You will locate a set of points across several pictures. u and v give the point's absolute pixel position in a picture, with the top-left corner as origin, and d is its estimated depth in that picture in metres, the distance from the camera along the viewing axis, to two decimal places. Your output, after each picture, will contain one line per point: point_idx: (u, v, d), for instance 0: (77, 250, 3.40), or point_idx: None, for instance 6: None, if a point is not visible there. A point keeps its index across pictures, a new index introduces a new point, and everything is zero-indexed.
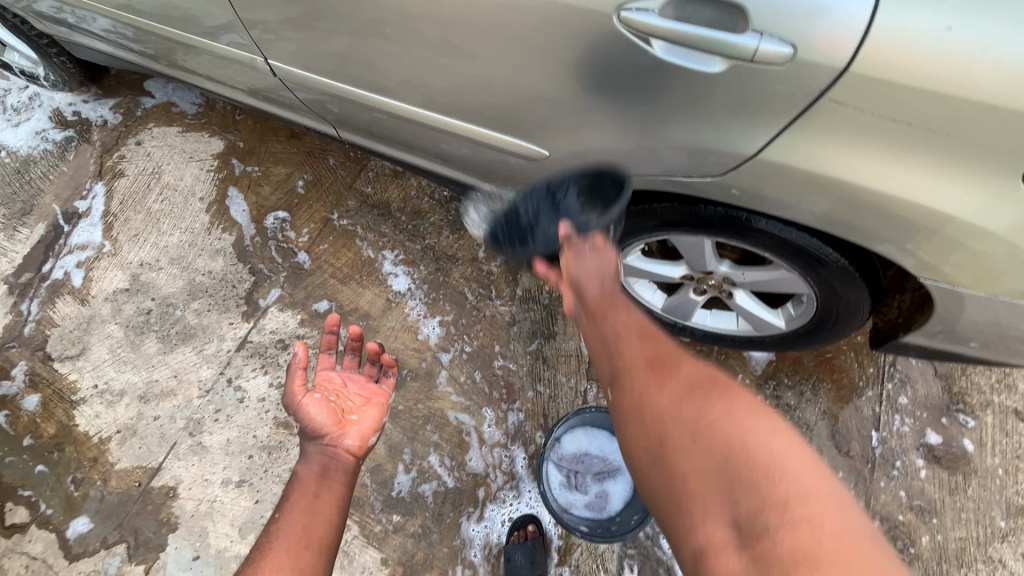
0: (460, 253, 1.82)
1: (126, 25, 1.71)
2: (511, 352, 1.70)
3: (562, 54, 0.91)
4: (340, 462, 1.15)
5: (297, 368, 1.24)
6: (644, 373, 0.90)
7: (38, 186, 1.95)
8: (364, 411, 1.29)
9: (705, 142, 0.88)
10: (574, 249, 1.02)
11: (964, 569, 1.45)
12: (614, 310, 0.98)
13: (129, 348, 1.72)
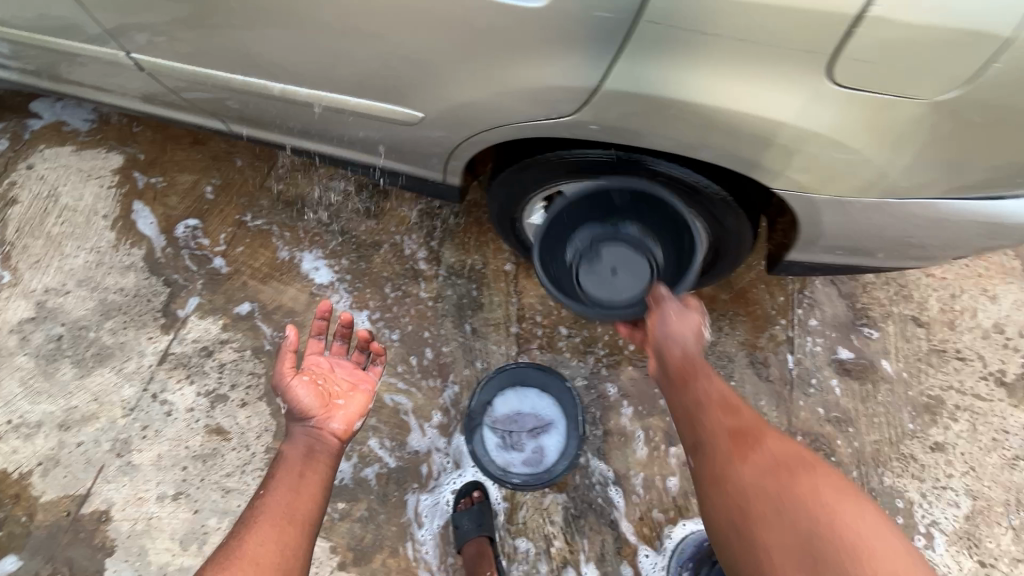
0: (380, 237, 1.82)
1: None
2: (441, 328, 1.72)
3: (413, 10, 0.93)
4: (326, 447, 1.22)
5: (289, 351, 1.28)
6: (727, 444, 1.04)
7: None
8: (350, 395, 1.34)
9: (552, 80, 0.93)
10: (664, 317, 1.26)
11: (882, 469, 1.56)
12: (700, 380, 1.16)
13: (42, 377, 1.65)
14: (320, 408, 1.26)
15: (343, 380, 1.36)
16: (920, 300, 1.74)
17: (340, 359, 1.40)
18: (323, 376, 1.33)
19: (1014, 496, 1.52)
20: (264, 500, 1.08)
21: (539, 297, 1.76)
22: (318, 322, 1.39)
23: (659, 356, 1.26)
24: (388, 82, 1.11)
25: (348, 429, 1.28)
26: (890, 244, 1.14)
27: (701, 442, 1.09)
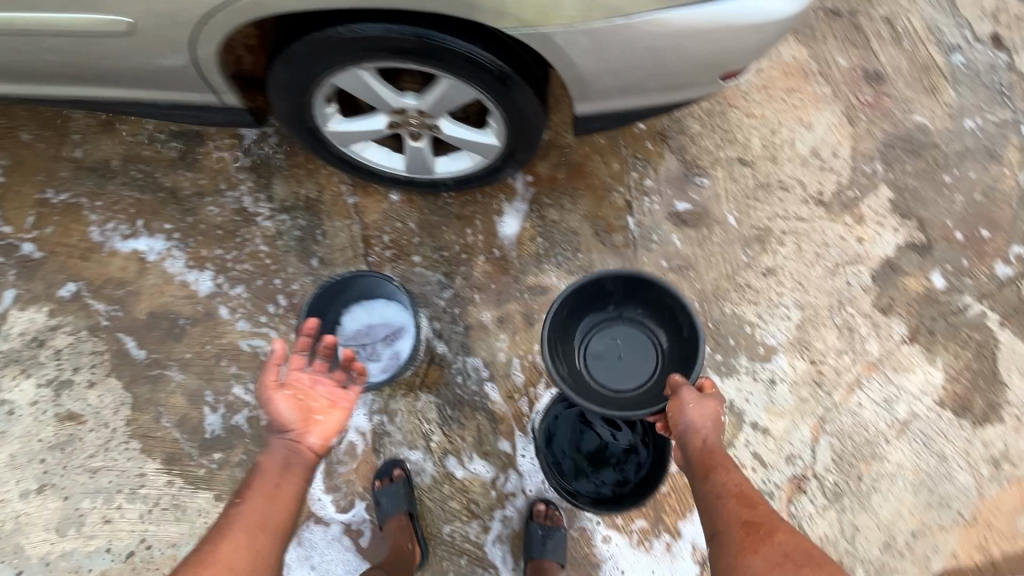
0: (203, 185, 1.72)
1: None
2: (286, 264, 1.68)
3: None
4: (300, 460, 1.13)
5: (274, 364, 1.15)
6: (741, 536, 1.00)
7: None
8: (330, 413, 1.19)
9: None
10: (682, 408, 1.16)
11: (722, 301, 1.67)
12: (719, 478, 1.10)
13: None
14: (298, 423, 1.15)
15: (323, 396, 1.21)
16: (744, 141, 1.82)
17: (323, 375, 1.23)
18: (307, 390, 1.19)
19: (836, 299, 1.68)
20: (235, 509, 1.05)
21: (382, 213, 1.73)
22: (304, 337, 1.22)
23: (679, 443, 1.17)
24: None
25: (324, 446, 1.17)
26: (679, 65, 1.13)
27: (722, 532, 1.03)
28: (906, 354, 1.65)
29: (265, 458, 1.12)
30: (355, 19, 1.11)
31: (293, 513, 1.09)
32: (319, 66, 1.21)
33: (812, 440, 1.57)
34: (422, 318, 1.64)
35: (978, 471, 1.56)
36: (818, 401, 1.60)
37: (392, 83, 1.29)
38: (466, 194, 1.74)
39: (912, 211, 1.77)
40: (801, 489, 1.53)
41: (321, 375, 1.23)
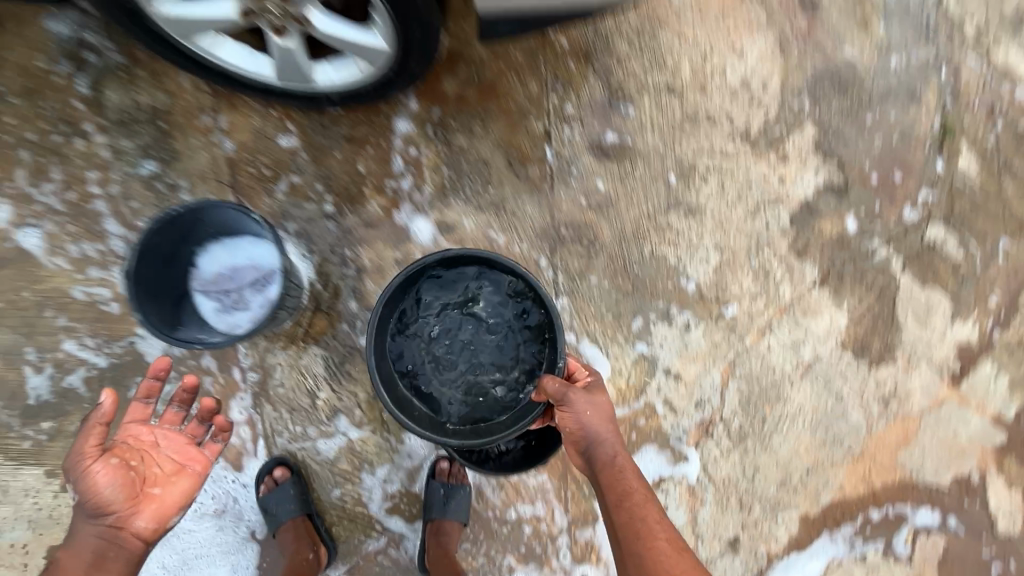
0: (9, 86, 1.33)
1: None
2: (124, 191, 1.35)
3: None
4: (123, 549, 1.08)
5: (97, 424, 1.07)
6: (642, 532, 1.06)
7: None
8: (170, 483, 1.16)
9: None
10: (576, 413, 1.15)
11: (641, 243, 1.57)
12: (623, 482, 1.11)
13: None
14: (127, 504, 1.09)
15: (166, 458, 1.17)
16: (674, 65, 1.63)
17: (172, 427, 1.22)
18: (141, 455, 1.14)
19: (754, 241, 1.62)
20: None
21: (251, 131, 1.40)
22: (151, 380, 1.16)
23: (585, 452, 1.16)
24: None
25: (156, 528, 1.12)
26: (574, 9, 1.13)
27: (626, 530, 1.07)
28: (815, 297, 1.63)
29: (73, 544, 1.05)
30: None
31: None
32: None
33: (722, 384, 1.55)
34: (308, 265, 1.40)
35: (869, 409, 1.61)
36: (730, 346, 1.57)
37: None
38: (359, 113, 1.45)
39: (834, 150, 1.66)
40: (708, 433, 1.53)
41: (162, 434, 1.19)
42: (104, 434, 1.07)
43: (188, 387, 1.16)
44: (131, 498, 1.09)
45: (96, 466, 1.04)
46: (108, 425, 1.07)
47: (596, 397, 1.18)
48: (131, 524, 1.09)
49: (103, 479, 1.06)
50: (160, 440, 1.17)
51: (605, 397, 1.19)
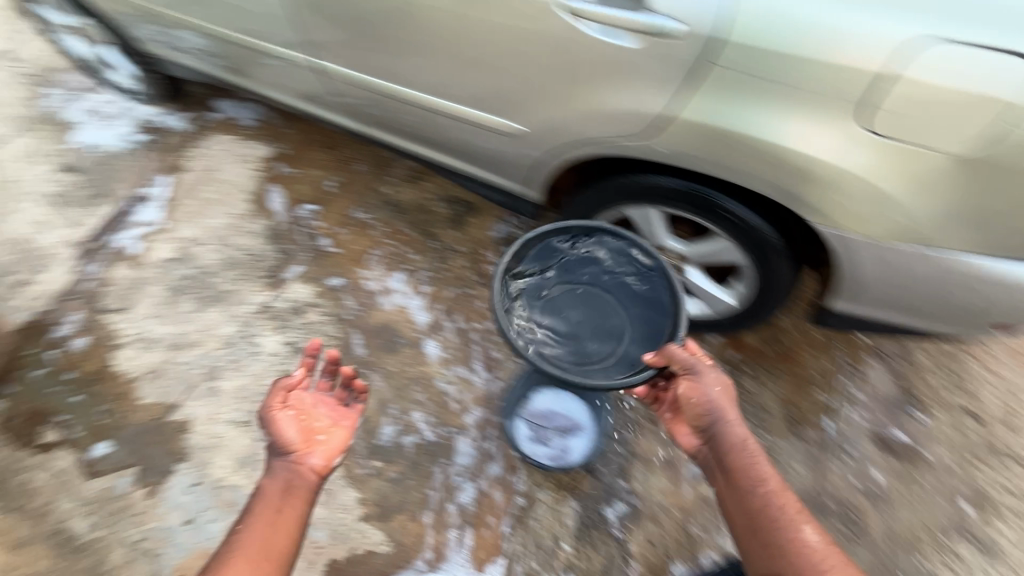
0: (463, 245, 2.08)
1: (212, 39, 2.15)
2: (498, 331, 1.88)
3: (533, 39, 1.19)
4: (303, 478, 1.19)
5: (281, 390, 1.31)
6: (731, 483, 1.14)
7: (115, 175, 2.34)
8: (331, 433, 1.31)
9: (602, 101, 1.21)
10: (702, 385, 1.24)
11: (914, 555, 1.50)
12: (756, 470, 1.13)
13: (165, 307, 1.98)
14: (302, 445, 1.25)
15: (324, 417, 1.35)
16: (978, 395, 1.69)
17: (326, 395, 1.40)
18: (306, 412, 1.32)
19: None
20: (238, 536, 1.06)
21: None
22: (308, 359, 1.34)
23: (708, 430, 1.23)
24: (496, 93, 1.38)
25: (327, 465, 1.25)
26: (949, 310, 1.21)
27: (765, 525, 1.05)
28: None
29: (268, 482, 1.17)
30: (660, 175, 1.36)
31: (300, 532, 1.10)
32: (614, 196, 1.48)
33: None
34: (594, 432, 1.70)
35: None
36: None
37: (668, 225, 1.51)
38: None
39: None
40: None
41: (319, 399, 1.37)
42: (287, 395, 1.31)
43: (330, 359, 1.37)
44: (304, 440, 1.25)
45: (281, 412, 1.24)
46: (293, 385, 1.31)
47: (718, 366, 1.26)
48: (305, 463, 1.23)
49: (280, 424, 1.26)
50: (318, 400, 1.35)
51: (728, 376, 1.25)
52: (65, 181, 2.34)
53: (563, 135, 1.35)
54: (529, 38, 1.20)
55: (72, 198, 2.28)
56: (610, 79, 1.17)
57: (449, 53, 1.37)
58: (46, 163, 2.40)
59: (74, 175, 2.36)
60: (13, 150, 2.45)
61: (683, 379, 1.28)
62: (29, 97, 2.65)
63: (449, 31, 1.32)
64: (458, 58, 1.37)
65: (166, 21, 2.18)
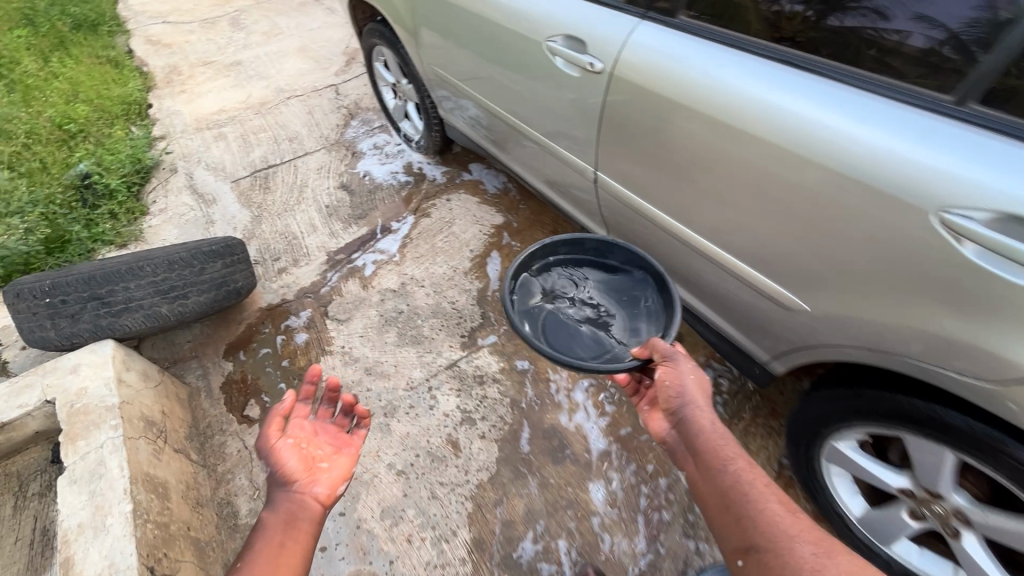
0: None
1: (485, 114, 2.33)
2: (672, 486, 1.68)
3: (888, 241, 1.10)
4: (306, 510, 1.13)
5: (276, 415, 1.28)
6: (709, 459, 1.13)
7: (375, 204, 2.73)
8: (334, 459, 1.28)
9: (951, 331, 1.06)
10: (677, 372, 1.29)
11: None
12: (724, 450, 1.14)
13: (374, 332, 2.17)
14: (304, 477, 1.20)
15: (327, 443, 1.31)
16: None
17: (325, 421, 1.39)
18: (307, 441, 1.30)
19: None
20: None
21: None
22: (306, 386, 1.39)
23: (678, 414, 1.26)
24: (795, 267, 1.31)
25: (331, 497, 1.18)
26: None
27: (735, 499, 1.04)
28: None
29: (269, 517, 1.11)
30: (946, 406, 1.13)
31: (305, 564, 1.04)
32: (894, 413, 1.21)
33: None
34: None
35: None
36: None
37: (959, 474, 1.19)
38: None
39: None
40: None
41: (318, 424, 1.36)
42: (282, 423, 1.27)
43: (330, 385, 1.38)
44: (308, 470, 1.22)
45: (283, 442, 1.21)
46: (285, 413, 1.25)
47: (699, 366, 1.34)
48: (309, 492, 1.18)
49: (283, 457, 1.21)
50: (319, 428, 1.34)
51: (707, 372, 1.32)
52: (338, 197, 2.78)
53: (866, 337, 1.22)
54: (871, 235, 1.13)
55: (338, 213, 2.69)
56: (943, 310, 1.06)
57: (755, 204, 1.32)
58: (331, 179, 2.90)
59: (346, 194, 2.80)
60: (314, 163, 3.02)
61: (661, 366, 1.33)
62: (338, 125, 3.29)
63: (774, 188, 1.26)
64: (766, 211, 1.31)
65: (462, 92, 2.37)
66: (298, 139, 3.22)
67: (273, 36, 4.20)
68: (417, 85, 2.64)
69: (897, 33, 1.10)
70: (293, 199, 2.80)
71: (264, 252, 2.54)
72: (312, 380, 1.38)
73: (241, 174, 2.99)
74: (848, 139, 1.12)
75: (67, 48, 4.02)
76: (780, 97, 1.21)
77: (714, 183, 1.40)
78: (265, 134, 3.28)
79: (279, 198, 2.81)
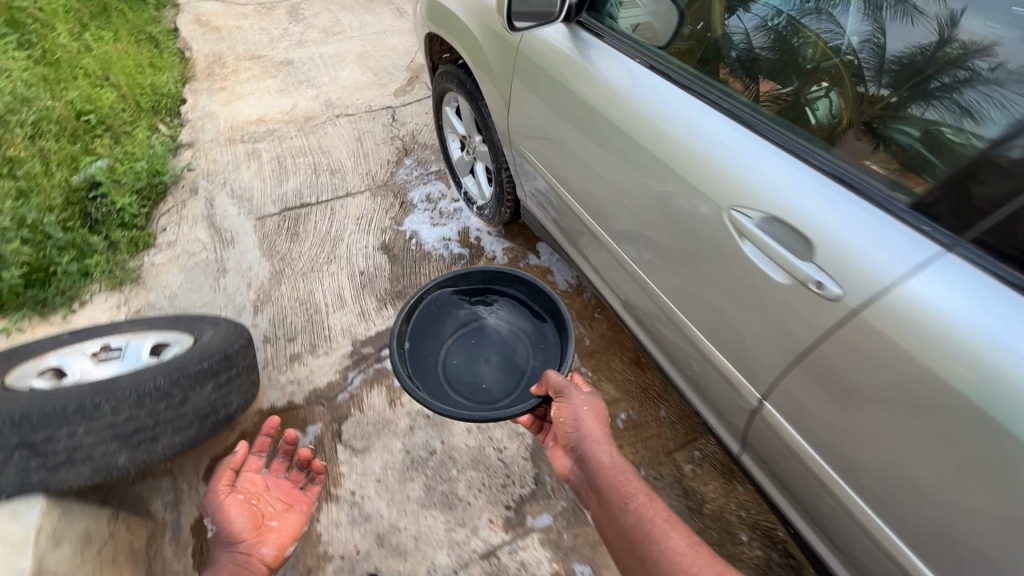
0: None
1: (557, 198, 1.83)
2: None
3: None
4: (254, 569, 1.35)
5: (228, 467, 1.50)
6: (610, 496, 1.26)
7: (419, 279, 2.24)
8: (284, 518, 1.50)
9: None
10: (573, 409, 1.40)
11: None
12: (624, 488, 1.26)
13: (395, 476, 1.69)
14: (252, 532, 1.41)
15: (277, 500, 1.53)
16: None
17: (281, 477, 1.59)
18: (256, 498, 1.49)
19: None
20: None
21: None
22: (262, 438, 1.61)
23: (579, 453, 1.38)
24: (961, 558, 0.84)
25: (279, 553, 1.42)
26: None
27: (639, 540, 1.16)
28: None
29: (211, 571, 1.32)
30: None
31: None
32: None
33: None
34: None
35: None
36: None
37: None
38: None
39: None
40: None
41: (271, 483, 1.56)
42: (232, 476, 1.49)
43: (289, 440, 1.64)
44: (254, 529, 1.42)
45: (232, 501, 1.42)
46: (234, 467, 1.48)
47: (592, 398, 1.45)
48: (256, 552, 1.39)
49: (235, 510, 1.42)
50: (271, 486, 1.54)
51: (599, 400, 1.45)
52: (376, 263, 2.30)
53: None
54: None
55: (374, 285, 2.22)
56: None
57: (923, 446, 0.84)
58: (371, 235, 2.43)
59: (386, 259, 2.32)
60: (354, 209, 2.55)
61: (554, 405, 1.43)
62: (389, 162, 2.81)
63: (836, 359, 0.95)
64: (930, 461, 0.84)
65: (528, 161, 1.87)
66: (341, 172, 2.74)
67: (332, 36, 3.74)
68: (490, 152, 2.12)
69: (983, 140, 0.80)
70: (323, 255, 2.34)
71: (278, 326, 2.08)
72: (269, 435, 1.61)
73: (269, 210, 2.54)
74: (940, 307, 0.80)
75: (107, 17, 3.62)
76: (847, 225, 0.90)
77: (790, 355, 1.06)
78: (305, 159, 2.82)
79: (307, 252, 2.35)
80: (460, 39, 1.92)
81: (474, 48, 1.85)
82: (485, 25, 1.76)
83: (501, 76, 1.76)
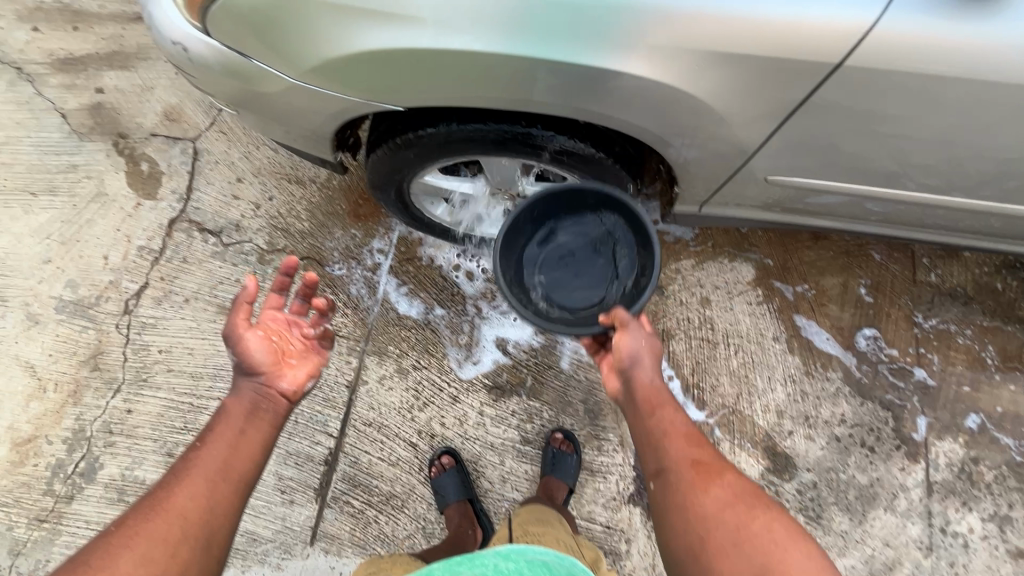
0: None
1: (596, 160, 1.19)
2: None
3: None
4: (273, 405, 1.00)
5: (243, 302, 1.01)
6: (647, 428, 1.00)
7: (583, 377, 1.62)
8: (304, 356, 1.08)
9: None
10: (635, 340, 1.06)
11: None
12: (664, 427, 0.99)
13: (818, 531, 1.55)
14: (272, 365, 1.03)
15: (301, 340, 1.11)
16: None
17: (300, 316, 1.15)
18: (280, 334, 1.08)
19: None
20: (198, 452, 0.90)
21: None
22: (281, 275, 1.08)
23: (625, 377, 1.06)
24: None
25: (299, 391, 1.05)
26: None
27: (680, 485, 0.91)
28: None
29: (230, 401, 0.98)
30: None
31: (263, 458, 0.94)
32: None
33: None
34: None
35: None
36: None
37: None
38: None
39: None
40: None
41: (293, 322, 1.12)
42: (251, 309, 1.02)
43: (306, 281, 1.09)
44: (274, 363, 1.03)
45: (246, 337, 1.01)
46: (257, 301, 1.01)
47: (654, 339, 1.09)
48: (273, 385, 1.02)
49: (256, 346, 1.01)
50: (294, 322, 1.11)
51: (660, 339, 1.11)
52: (515, 413, 1.59)
53: None
54: None
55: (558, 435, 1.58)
56: None
57: None
58: (463, 396, 1.59)
59: (523, 400, 1.59)
60: (390, 392, 1.58)
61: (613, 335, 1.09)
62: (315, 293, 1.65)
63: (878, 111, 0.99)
64: None
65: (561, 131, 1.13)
66: None
67: None
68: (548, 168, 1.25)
69: None
70: None
71: None
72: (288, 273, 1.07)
73: (307, 515, 1.49)
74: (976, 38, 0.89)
75: None
76: None
77: (965, 122, 1.01)
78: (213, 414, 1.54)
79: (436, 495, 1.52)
80: (464, 88, 0.97)
81: (593, 88, 0.95)
82: (607, 43, 0.89)
83: (681, 99, 0.97)
